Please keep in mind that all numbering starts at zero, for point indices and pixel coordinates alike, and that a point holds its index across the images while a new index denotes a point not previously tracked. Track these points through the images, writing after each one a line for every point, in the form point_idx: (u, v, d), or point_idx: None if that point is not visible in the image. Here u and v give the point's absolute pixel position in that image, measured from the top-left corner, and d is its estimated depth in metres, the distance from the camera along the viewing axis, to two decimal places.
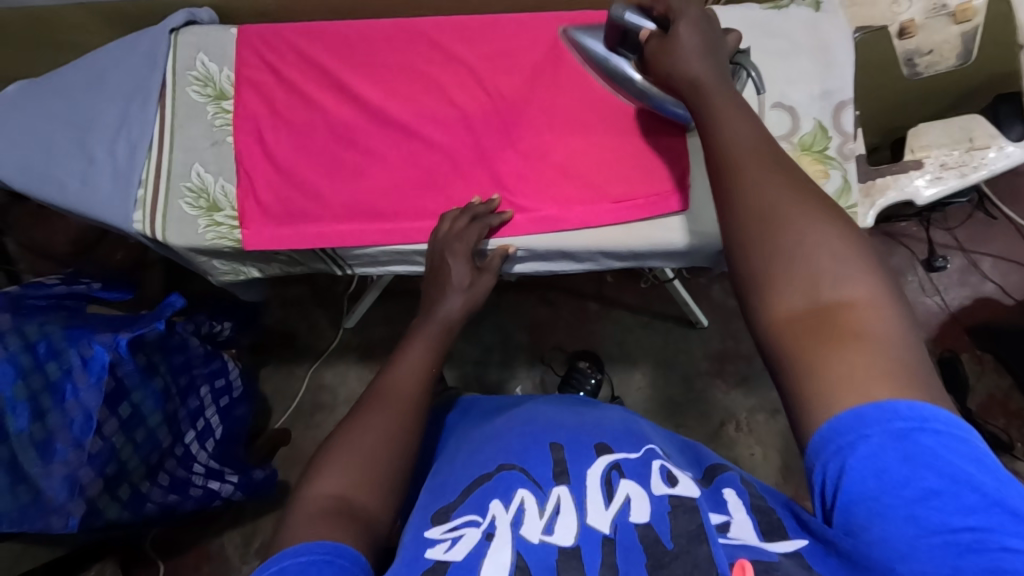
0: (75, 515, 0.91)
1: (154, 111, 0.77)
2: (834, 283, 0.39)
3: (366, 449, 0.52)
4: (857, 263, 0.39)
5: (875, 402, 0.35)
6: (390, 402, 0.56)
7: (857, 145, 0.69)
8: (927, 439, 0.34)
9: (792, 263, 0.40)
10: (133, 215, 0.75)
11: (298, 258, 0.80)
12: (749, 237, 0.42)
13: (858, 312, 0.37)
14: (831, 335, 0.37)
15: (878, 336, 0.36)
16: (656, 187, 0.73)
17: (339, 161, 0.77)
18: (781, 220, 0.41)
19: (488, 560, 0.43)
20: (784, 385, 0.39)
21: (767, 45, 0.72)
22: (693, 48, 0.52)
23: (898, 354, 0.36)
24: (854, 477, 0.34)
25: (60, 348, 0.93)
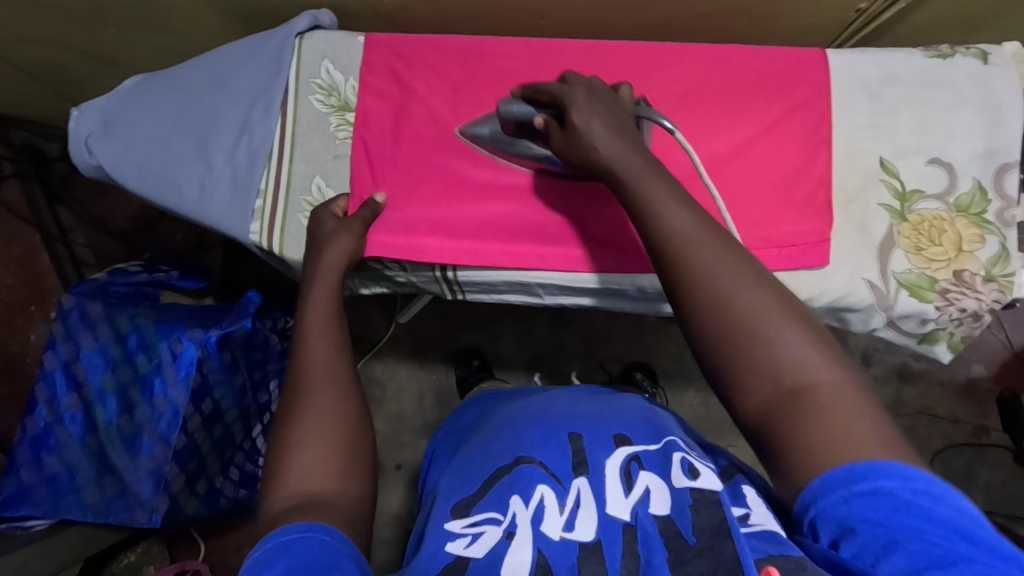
0: (158, 511, 0.93)
1: (276, 119, 0.74)
2: (793, 364, 0.44)
3: (309, 437, 0.51)
4: (816, 344, 0.44)
5: (848, 466, 0.39)
6: (320, 385, 0.54)
7: (1020, 211, 0.66)
8: (903, 493, 0.38)
9: (756, 351, 0.45)
10: (250, 226, 0.73)
11: (413, 280, 0.78)
12: (708, 329, 0.47)
13: (821, 390, 0.43)
14: (803, 413, 0.42)
15: (840, 407, 0.42)
16: (815, 230, 0.67)
17: (458, 180, 0.74)
18: (737, 311, 0.46)
19: (509, 557, 0.46)
20: (770, 463, 0.44)
21: (931, 98, 0.69)
22: (598, 133, 0.55)
23: (861, 421, 0.41)
24: (848, 523, 0.38)
25: (151, 342, 0.93)
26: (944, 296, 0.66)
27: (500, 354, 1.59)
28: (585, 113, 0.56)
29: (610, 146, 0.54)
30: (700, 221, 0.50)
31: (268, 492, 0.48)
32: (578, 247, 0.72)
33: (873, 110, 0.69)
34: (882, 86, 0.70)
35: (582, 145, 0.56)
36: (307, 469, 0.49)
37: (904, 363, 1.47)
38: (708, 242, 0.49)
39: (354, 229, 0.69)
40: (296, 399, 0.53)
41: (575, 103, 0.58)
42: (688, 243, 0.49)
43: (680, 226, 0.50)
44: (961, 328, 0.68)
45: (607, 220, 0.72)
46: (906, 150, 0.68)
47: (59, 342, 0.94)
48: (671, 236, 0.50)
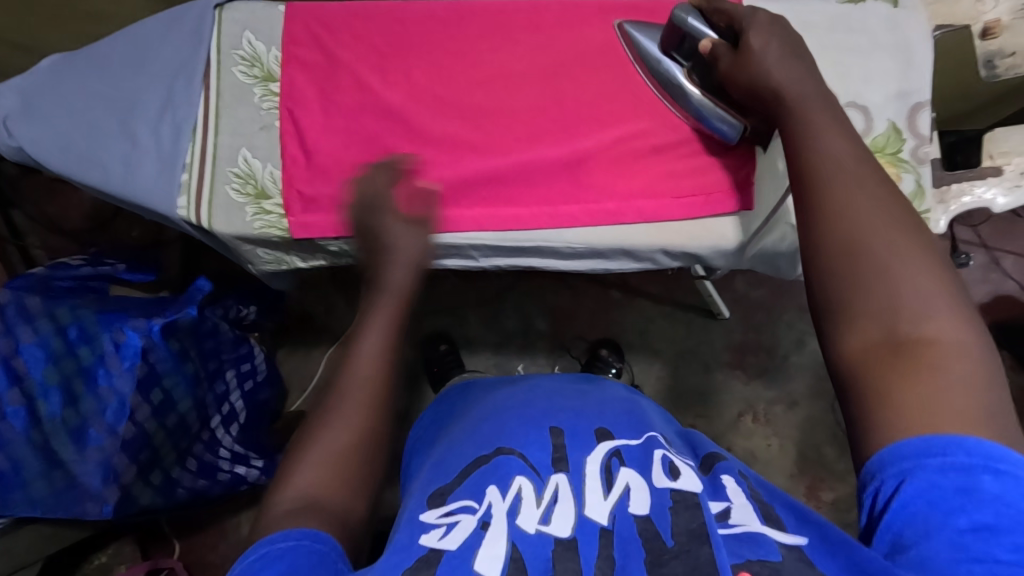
0: (109, 502, 0.92)
1: (198, 92, 0.73)
2: (916, 314, 0.41)
3: (321, 446, 0.49)
4: (948, 304, 0.41)
5: (930, 438, 0.38)
6: (355, 399, 0.51)
7: (932, 148, 0.67)
8: (982, 473, 0.36)
9: (874, 289, 0.43)
10: (177, 202, 0.73)
11: (349, 249, 0.77)
12: (832, 258, 0.45)
13: (933, 345, 0.40)
14: (907, 370, 0.40)
15: (950, 368, 0.39)
16: (725, 182, 0.71)
17: (385, 147, 0.74)
18: (868, 252, 0.43)
19: (483, 550, 0.43)
20: (853, 410, 0.42)
21: (845, 42, 0.69)
22: (769, 59, 0.54)
23: (970, 394, 0.38)
24: (907, 498, 0.37)
25: (92, 334, 0.91)
26: None
27: (468, 338, 1.60)
28: (755, 35, 0.55)
29: (780, 71, 0.53)
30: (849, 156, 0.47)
31: (272, 491, 0.47)
32: (510, 209, 0.73)
33: None
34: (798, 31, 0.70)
35: (751, 68, 0.54)
36: (310, 472, 0.48)
37: None
38: (852, 176, 0.46)
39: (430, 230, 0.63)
40: (344, 412, 0.50)
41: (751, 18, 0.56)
42: (835, 175, 0.47)
43: (827, 150, 0.48)
44: None
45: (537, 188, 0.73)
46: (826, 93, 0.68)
47: None
48: (818, 167, 0.48)
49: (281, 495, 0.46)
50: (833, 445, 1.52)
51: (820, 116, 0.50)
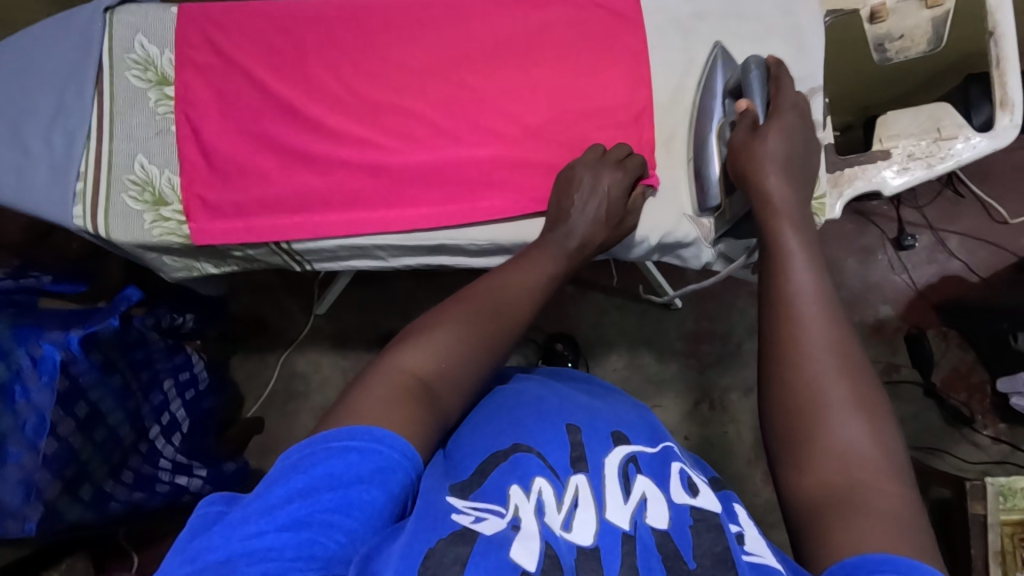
0: (31, 519, 0.89)
1: (91, 98, 0.72)
2: (862, 464, 0.43)
3: (447, 341, 0.51)
4: (888, 456, 0.44)
5: (865, 556, 0.39)
6: (483, 316, 0.54)
7: (824, 134, 0.69)
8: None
9: (829, 440, 0.45)
10: (72, 211, 0.71)
11: (254, 254, 0.76)
12: (791, 403, 0.47)
13: (874, 499, 0.42)
14: (848, 508, 0.42)
15: (890, 521, 0.40)
16: None
17: (287, 149, 0.73)
18: (826, 399, 0.46)
19: (518, 543, 0.41)
20: (800, 546, 0.44)
21: (741, 29, 0.70)
22: (772, 155, 0.58)
23: (904, 530, 0.40)
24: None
25: (8, 349, 0.89)
26: None
27: None
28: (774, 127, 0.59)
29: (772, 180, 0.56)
30: (826, 308, 0.49)
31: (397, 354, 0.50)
32: (413, 207, 0.72)
33: (686, 44, 0.71)
34: (693, 21, 0.72)
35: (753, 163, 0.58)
36: (435, 343, 0.51)
37: None
38: (824, 323, 0.48)
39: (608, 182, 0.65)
40: (484, 318, 0.54)
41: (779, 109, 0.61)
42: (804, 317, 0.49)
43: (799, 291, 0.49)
44: None
45: (442, 185, 0.72)
46: None
47: None
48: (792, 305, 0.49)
49: (398, 356, 0.49)
50: None
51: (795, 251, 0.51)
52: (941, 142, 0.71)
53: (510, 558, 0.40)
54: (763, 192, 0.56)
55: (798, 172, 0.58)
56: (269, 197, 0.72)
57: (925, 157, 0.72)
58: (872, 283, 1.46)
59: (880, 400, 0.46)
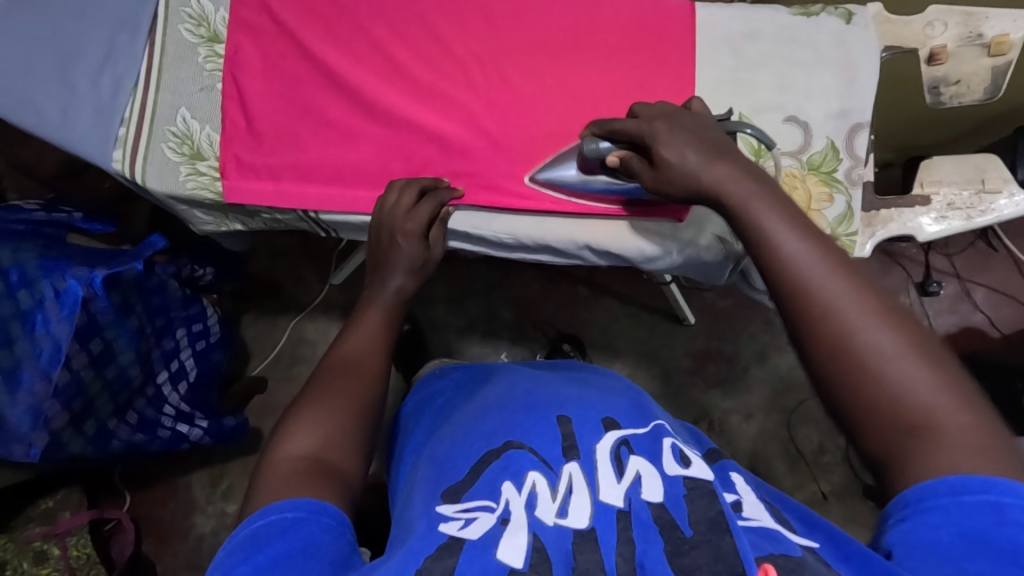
0: (36, 445, 0.91)
1: (143, 47, 0.73)
2: (932, 406, 0.39)
3: (312, 419, 0.51)
4: (950, 384, 0.40)
5: (964, 477, 0.37)
6: (333, 386, 0.54)
7: (865, 171, 0.68)
8: (1018, 510, 0.36)
9: (885, 393, 0.40)
10: (112, 154, 0.72)
11: (281, 218, 0.77)
12: (842, 368, 0.42)
13: (955, 437, 0.39)
14: (940, 457, 0.38)
15: (976, 460, 0.38)
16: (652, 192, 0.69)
17: (325, 121, 0.73)
18: (866, 354, 0.41)
19: (505, 540, 0.43)
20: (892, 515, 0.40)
21: (792, 54, 0.69)
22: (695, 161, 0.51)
23: (994, 450, 0.38)
24: (931, 522, 0.37)
25: (32, 278, 0.91)
26: None
27: (433, 321, 1.55)
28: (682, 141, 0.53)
29: (711, 173, 0.50)
30: (819, 248, 0.46)
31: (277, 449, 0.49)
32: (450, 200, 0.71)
33: (735, 65, 0.69)
34: (745, 43, 0.70)
35: (681, 176, 0.52)
36: (311, 423, 0.51)
37: None
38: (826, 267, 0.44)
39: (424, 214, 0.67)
40: (335, 388, 0.53)
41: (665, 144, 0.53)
42: (803, 267, 0.44)
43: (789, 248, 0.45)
44: None
45: (474, 174, 0.72)
46: (766, 105, 0.68)
47: None
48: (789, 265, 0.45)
49: (281, 450, 0.49)
50: (785, 459, 1.47)
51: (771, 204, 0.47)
52: (983, 195, 0.71)
53: (499, 560, 0.41)
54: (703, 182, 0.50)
55: (726, 150, 0.52)
56: (303, 165, 0.73)
57: (965, 209, 0.71)
58: None
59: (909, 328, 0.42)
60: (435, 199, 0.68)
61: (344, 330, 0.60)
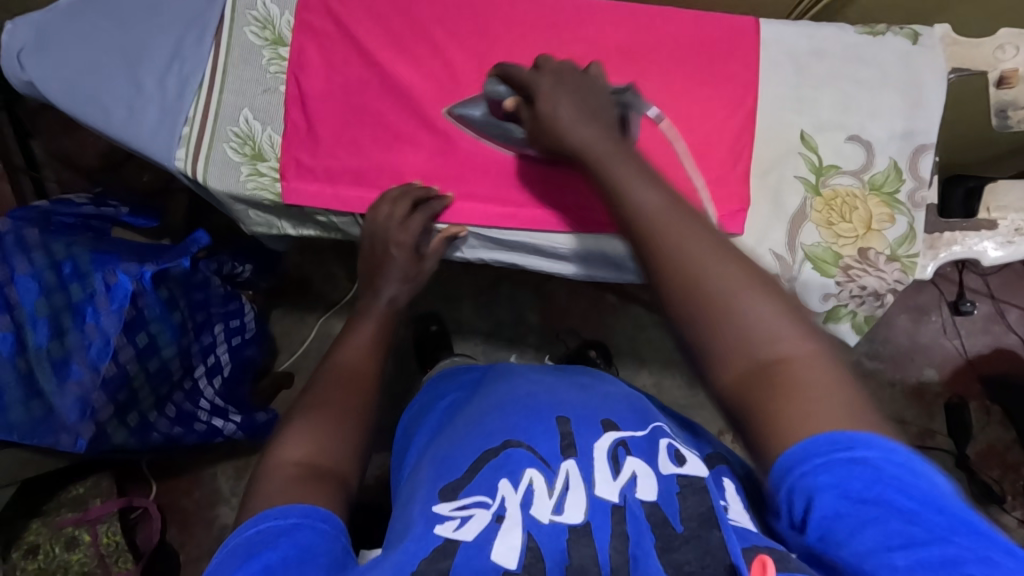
0: (83, 435, 0.94)
1: (209, 49, 0.75)
2: (771, 340, 0.41)
3: (310, 424, 0.54)
4: (789, 321, 0.42)
5: (836, 433, 0.38)
6: (327, 394, 0.57)
7: (929, 193, 0.67)
8: (883, 463, 0.37)
9: (732, 324, 0.43)
10: (175, 153, 0.73)
11: (337, 221, 0.78)
12: (694, 306, 0.44)
13: (796, 368, 0.40)
14: (780, 390, 0.40)
15: (822, 389, 0.39)
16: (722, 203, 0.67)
17: (384, 125, 0.74)
18: (714, 295, 0.43)
19: (499, 540, 0.45)
20: (754, 444, 0.41)
21: (856, 73, 0.69)
22: (570, 116, 0.55)
23: (834, 384, 0.40)
24: (821, 493, 0.37)
25: (84, 271, 0.93)
26: (846, 272, 0.67)
27: (459, 323, 1.55)
28: (565, 95, 0.56)
29: (579, 130, 0.54)
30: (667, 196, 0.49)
31: (272, 455, 0.52)
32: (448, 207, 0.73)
33: (799, 82, 0.69)
34: (810, 59, 0.70)
35: (553, 125, 0.56)
36: (308, 431, 0.53)
37: (857, 362, 1.42)
38: (678, 219, 0.47)
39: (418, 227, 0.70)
40: (329, 396, 0.57)
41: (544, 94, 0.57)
42: (655, 217, 0.47)
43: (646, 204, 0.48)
44: (863, 308, 0.68)
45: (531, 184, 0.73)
46: (828, 124, 0.69)
47: None
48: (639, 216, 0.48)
49: (276, 455, 0.51)
50: None
51: (627, 166, 0.50)
52: None
53: (494, 561, 0.43)
54: (574, 141, 0.54)
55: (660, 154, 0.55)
56: (362, 171, 0.74)
57: None
58: (921, 344, 1.43)
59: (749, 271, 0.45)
60: (428, 211, 0.71)
61: (342, 338, 0.64)
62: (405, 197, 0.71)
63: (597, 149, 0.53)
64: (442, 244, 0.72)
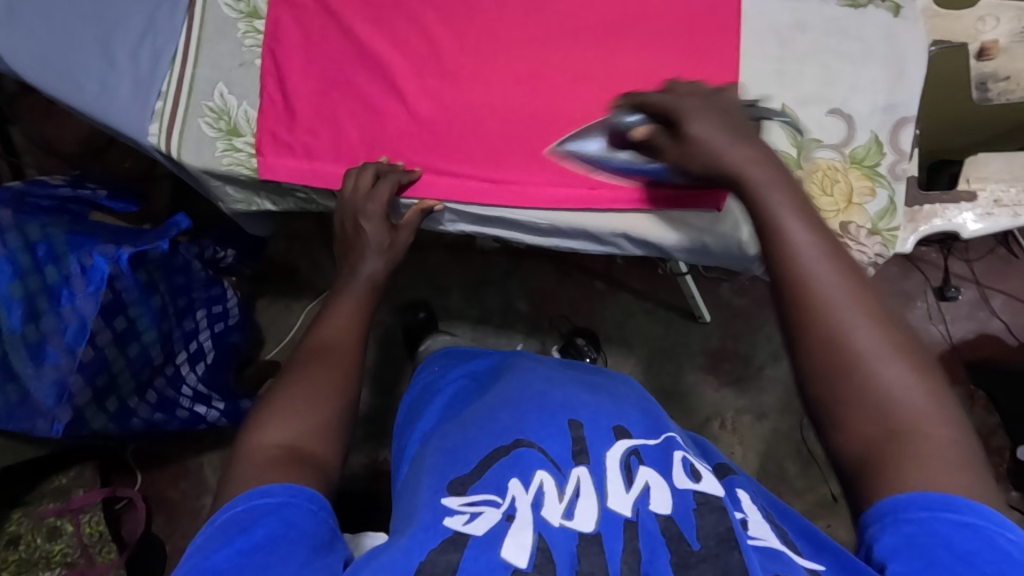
0: (60, 421, 0.93)
1: (182, 20, 0.73)
2: (909, 411, 0.42)
3: (290, 402, 0.53)
4: (930, 393, 0.43)
5: (934, 494, 0.39)
6: (309, 373, 0.55)
7: (909, 166, 0.67)
8: (992, 531, 0.38)
9: (867, 389, 0.43)
10: (149, 127, 0.72)
11: (315, 197, 0.76)
12: (834, 363, 0.44)
13: (927, 441, 0.41)
14: (911, 461, 0.41)
15: (948, 463, 0.40)
16: None
17: (362, 100, 0.73)
18: (859, 356, 0.43)
19: (510, 538, 0.44)
20: (857, 494, 0.43)
21: (837, 47, 0.69)
22: (716, 142, 0.51)
23: (962, 458, 0.41)
24: (914, 526, 0.39)
25: (60, 253, 0.91)
26: None
27: (447, 311, 1.55)
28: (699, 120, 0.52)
29: (733, 155, 0.50)
30: (824, 242, 0.47)
31: (251, 434, 0.51)
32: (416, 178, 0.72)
33: (781, 56, 0.69)
34: (793, 34, 0.69)
35: (698, 153, 0.52)
36: (288, 413, 0.52)
37: None
38: (832, 269, 0.46)
39: (382, 198, 0.68)
40: (309, 372, 0.56)
41: (691, 113, 0.53)
42: (812, 264, 0.46)
43: (800, 250, 0.46)
44: None
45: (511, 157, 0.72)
46: (810, 98, 0.68)
47: None
48: (789, 265, 0.46)
49: (254, 438, 0.50)
50: (797, 460, 1.46)
51: (788, 205, 0.48)
52: None
53: (502, 558, 0.42)
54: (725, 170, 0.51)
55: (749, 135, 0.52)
56: (338, 145, 0.72)
57: (1012, 206, 0.70)
58: None
59: (899, 335, 0.44)
60: (391, 179, 0.70)
61: (321, 315, 0.62)
62: (371, 168, 0.70)
63: (753, 182, 0.49)
64: (417, 215, 0.70)
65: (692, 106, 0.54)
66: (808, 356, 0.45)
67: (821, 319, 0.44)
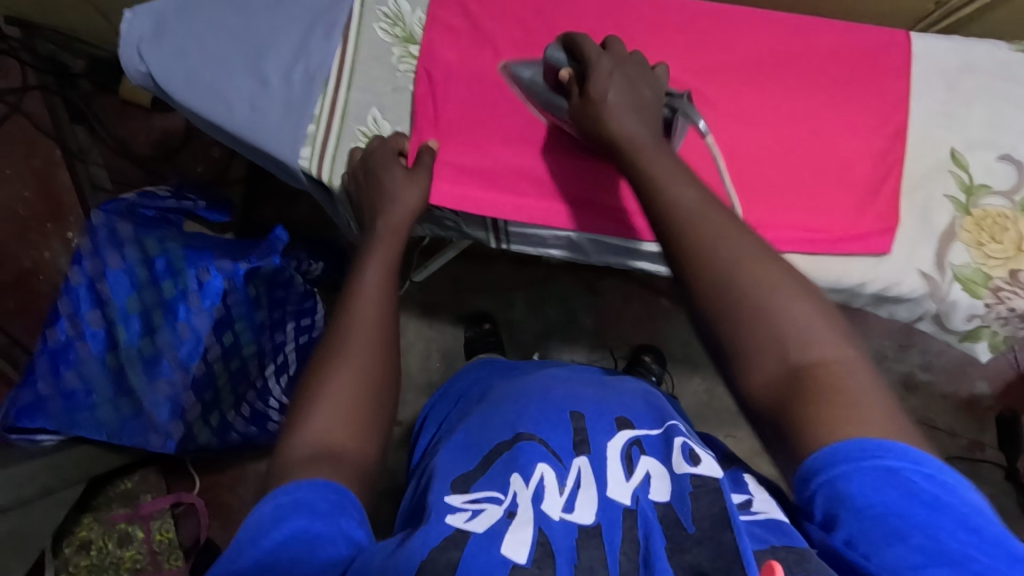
0: (174, 437, 0.95)
1: (337, 44, 0.73)
2: (805, 345, 0.43)
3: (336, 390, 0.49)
4: (830, 325, 0.44)
5: (861, 441, 0.39)
6: (355, 345, 0.52)
7: None
8: (913, 473, 0.38)
9: (766, 324, 0.45)
10: (301, 150, 0.71)
11: (463, 225, 0.76)
12: (727, 302, 0.46)
13: (832, 370, 0.42)
14: (819, 396, 0.41)
15: (860, 393, 0.41)
16: (875, 222, 0.66)
17: (516, 127, 0.72)
18: (749, 292, 0.46)
19: (510, 535, 0.43)
20: (782, 446, 0.43)
21: (1005, 91, 0.69)
22: (620, 105, 0.57)
23: (874, 396, 0.41)
24: (856, 495, 0.38)
25: (178, 268, 0.90)
26: (996, 294, 0.66)
27: (511, 323, 1.53)
28: (613, 80, 0.58)
29: (619, 121, 0.56)
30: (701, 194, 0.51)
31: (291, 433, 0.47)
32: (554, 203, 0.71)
33: (950, 98, 0.69)
34: (961, 76, 0.69)
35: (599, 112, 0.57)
36: (334, 406, 0.48)
37: (909, 373, 1.42)
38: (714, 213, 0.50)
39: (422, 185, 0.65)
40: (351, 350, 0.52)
41: (597, 78, 0.58)
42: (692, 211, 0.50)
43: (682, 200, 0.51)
44: (1005, 328, 0.68)
45: None
46: (980, 142, 0.68)
47: (85, 257, 0.90)
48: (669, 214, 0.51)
49: (297, 436, 0.47)
50: None
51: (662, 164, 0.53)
52: None
53: (502, 555, 0.41)
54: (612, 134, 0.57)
55: (647, 109, 0.58)
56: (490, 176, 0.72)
57: None
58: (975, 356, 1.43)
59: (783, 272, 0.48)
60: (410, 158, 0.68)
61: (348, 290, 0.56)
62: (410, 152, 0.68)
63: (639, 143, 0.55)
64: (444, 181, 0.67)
65: (604, 70, 0.59)
66: (699, 298, 0.48)
67: (701, 255, 0.48)
